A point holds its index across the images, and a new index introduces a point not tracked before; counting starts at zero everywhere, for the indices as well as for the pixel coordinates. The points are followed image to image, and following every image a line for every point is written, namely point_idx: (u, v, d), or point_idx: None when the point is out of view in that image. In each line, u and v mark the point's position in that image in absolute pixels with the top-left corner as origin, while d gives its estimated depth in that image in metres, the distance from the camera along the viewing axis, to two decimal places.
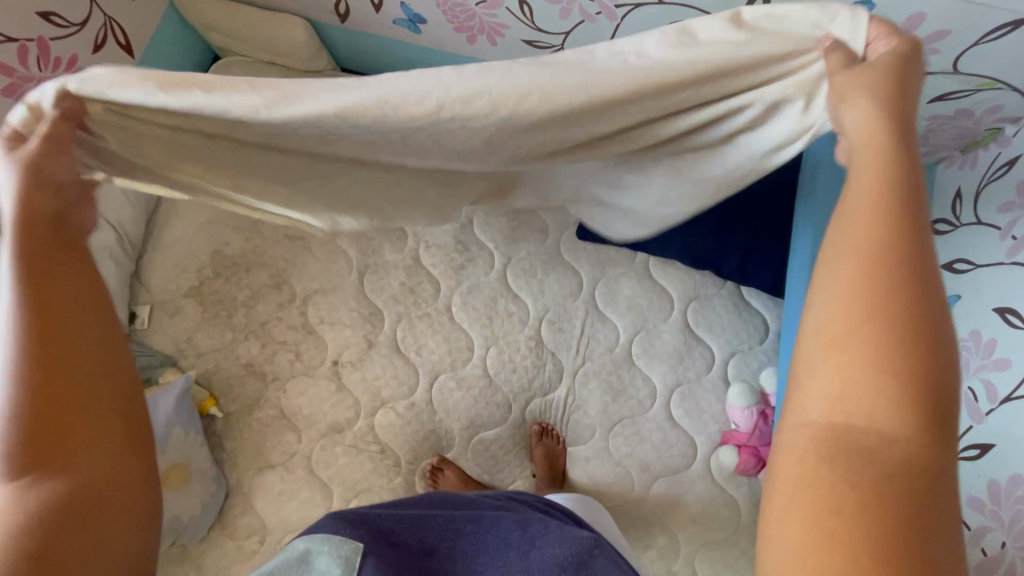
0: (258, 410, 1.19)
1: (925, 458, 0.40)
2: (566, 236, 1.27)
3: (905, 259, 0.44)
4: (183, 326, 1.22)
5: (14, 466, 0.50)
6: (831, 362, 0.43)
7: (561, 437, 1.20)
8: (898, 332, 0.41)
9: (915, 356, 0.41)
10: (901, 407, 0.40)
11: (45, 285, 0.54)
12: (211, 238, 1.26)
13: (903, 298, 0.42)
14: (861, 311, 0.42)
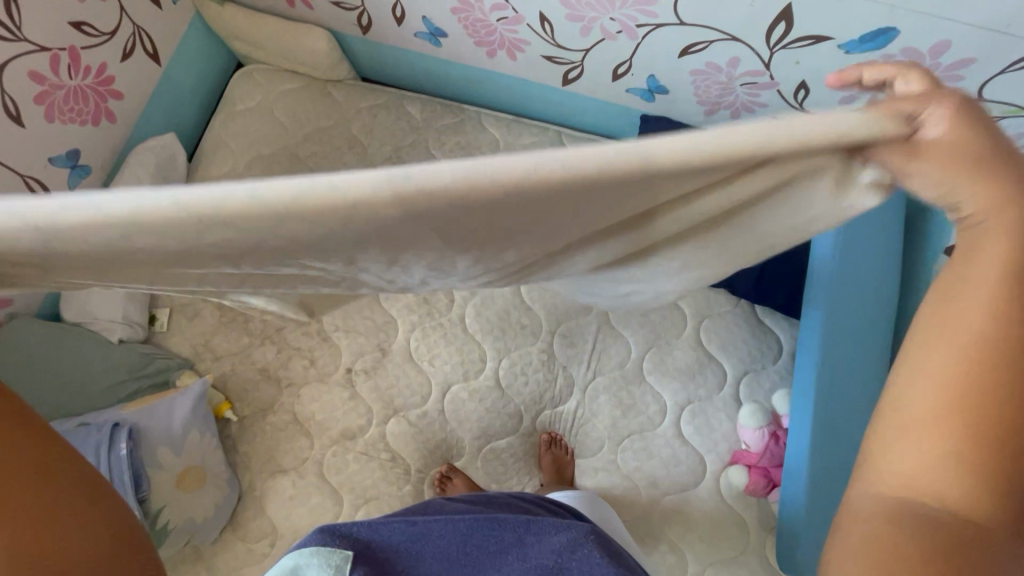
0: (272, 414, 1.21)
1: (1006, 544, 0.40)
2: None
3: (1012, 344, 0.40)
4: (201, 330, 1.25)
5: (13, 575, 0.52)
6: (919, 438, 0.42)
7: (570, 448, 1.20)
8: (987, 417, 0.40)
9: (1006, 445, 0.40)
10: (994, 497, 0.40)
11: None
12: None
13: (997, 385, 0.40)
14: (950, 392, 0.41)
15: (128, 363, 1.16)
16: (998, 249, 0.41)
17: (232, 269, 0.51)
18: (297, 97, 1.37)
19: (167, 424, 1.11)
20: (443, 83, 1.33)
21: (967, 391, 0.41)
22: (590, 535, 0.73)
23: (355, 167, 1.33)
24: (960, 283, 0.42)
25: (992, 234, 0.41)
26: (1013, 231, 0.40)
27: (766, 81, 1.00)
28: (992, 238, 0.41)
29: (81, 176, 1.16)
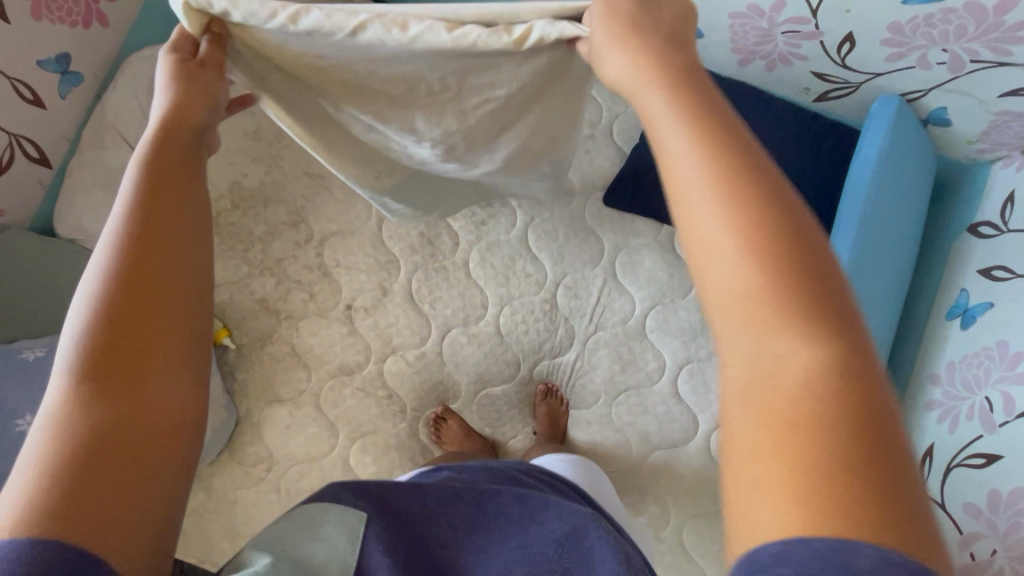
0: (270, 344, 1.21)
1: (841, 367, 0.39)
2: (590, 201, 1.24)
3: (746, 182, 0.43)
4: None
5: (79, 377, 0.45)
6: (731, 309, 0.41)
7: (565, 399, 1.21)
8: (771, 249, 0.41)
9: (796, 273, 0.41)
10: (808, 322, 0.40)
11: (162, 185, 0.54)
12: (231, 168, 1.26)
13: (764, 221, 0.42)
14: (742, 246, 0.41)
15: None
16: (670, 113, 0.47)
17: (366, 117, 0.71)
18: None
19: None
20: None
21: (742, 241, 0.42)
22: (591, 522, 0.66)
23: None
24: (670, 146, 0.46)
25: (676, 102, 0.47)
26: (678, 94, 0.48)
27: (809, 31, 0.93)
28: (675, 94, 0.48)
29: (73, 84, 1.10)
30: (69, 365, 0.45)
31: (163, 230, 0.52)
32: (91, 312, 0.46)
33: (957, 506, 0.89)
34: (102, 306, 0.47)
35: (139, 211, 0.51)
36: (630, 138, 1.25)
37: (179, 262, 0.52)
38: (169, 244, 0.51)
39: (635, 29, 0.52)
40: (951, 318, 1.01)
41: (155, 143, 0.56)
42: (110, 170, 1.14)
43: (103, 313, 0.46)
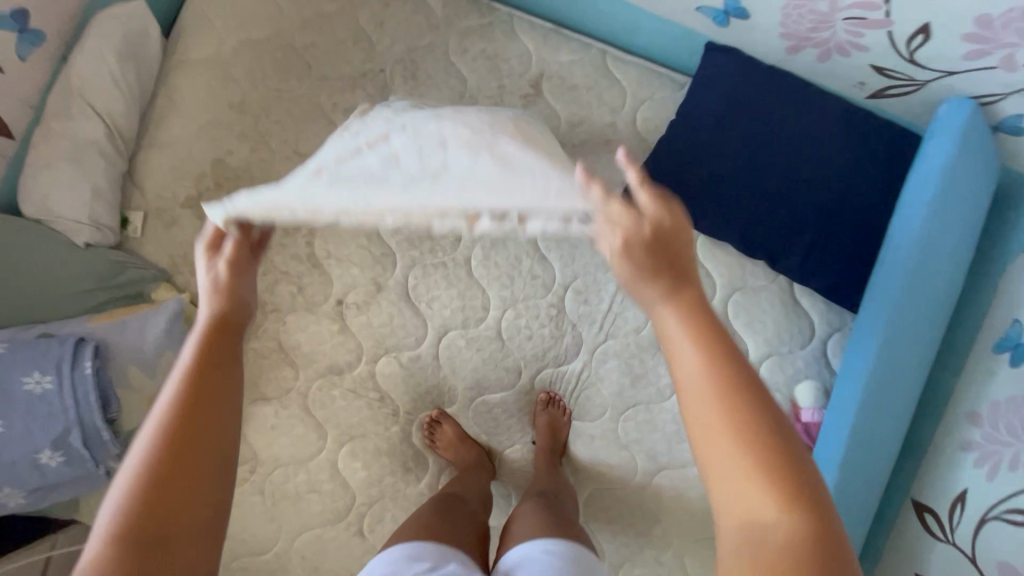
0: (255, 339, 1.13)
1: (826, 543, 0.44)
2: (606, 198, 1.13)
3: (738, 393, 0.48)
4: (180, 238, 1.14)
5: (119, 537, 0.49)
6: (729, 484, 0.47)
7: (568, 409, 1.14)
8: (756, 443, 0.47)
9: (772, 460, 0.46)
10: (793, 498, 0.45)
11: (207, 369, 0.58)
12: (214, 143, 1.15)
13: (751, 423, 0.48)
14: (733, 437, 0.47)
15: (97, 272, 1.04)
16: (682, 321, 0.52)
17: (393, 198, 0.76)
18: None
19: (138, 341, 0.98)
20: None
21: (736, 437, 0.47)
22: None
23: (360, 66, 1.16)
24: (681, 354, 0.51)
25: (690, 316, 0.52)
26: (688, 298, 0.53)
27: (876, 19, 0.80)
28: (694, 313, 0.52)
29: (33, 43, 0.98)
30: (112, 524, 0.49)
31: (208, 398, 0.56)
32: (136, 475, 0.51)
33: (990, 563, 0.84)
34: (144, 471, 0.52)
35: (188, 385, 0.56)
36: (653, 129, 1.14)
37: (223, 436, 0.56)
38: (214, 421, 0.56)
39: (665, 245, 0.53)
40: (998, 351, 0.91)
41: (210, 328, 0.61)
42: (79, 145, 1.04)
43: (144, 479, 0.51)
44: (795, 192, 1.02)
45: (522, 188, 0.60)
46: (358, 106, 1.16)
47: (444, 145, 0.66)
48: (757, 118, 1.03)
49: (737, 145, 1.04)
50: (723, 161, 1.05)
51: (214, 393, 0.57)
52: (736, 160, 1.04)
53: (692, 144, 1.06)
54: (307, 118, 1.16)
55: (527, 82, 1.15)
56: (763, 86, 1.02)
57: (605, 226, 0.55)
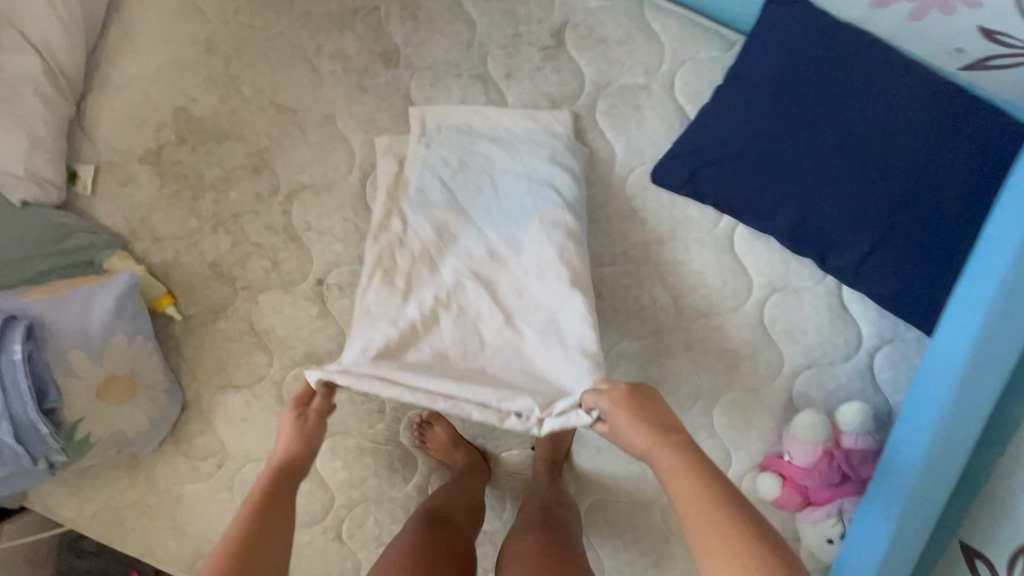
0: (224, 320, 0.99)
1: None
2: (630, 176, 0.98)
3: (727, 504, 0.55)
4: (138, 199, 0.99)
5: None
6: None
7: (574, 415, 1.03)
8: (748, 549, 0.52)
9: (767, 562, 0.51)
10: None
11: (272, 500, 0.64)
12: (177, 88, 0.98)
13: (741, 529, 0.53)
14: (726, 540, 0.52)
15: (36, 234, 0.90)
16: (669, 455, 0.59)
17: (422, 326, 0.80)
18: None
19: (80, 321, 0.85)
20: None
21: (732, 555, 0.52)
22: None
23: (350, 2, 0.98)
24: (670, 476, 0.58)
25: (661, 435, 0.61)
26: (664, 426, 0.62)
27: None
28: (670, 442, 0.60)
29: None
30: None
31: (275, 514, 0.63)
32: None
33: None
34: None
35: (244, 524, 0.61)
36: (694, 94, 0.96)
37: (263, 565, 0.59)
38: (260, 554, 0.59)
39: (635, 398, 0.65)
40: None
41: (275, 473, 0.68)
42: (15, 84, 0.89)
43: None
44: (865, 181, 0.85)
45: (555, 393, 0.75)
46: (345, 50, 0.98)
47: (484, 341, 0.80)
48: (827, 89, 0.86)
49: (801, 121, 0.87)
50: (781, 140, 0.88)
51: (267, 536, 0.61)
52: (797, 140, 0.87)
53: (742, 114, 0.90)
54: (285, 63, 0.98)
55: (547, 32, 0.97)
56: (835, 49, 0.86)
57: (596, 397, 0.67)
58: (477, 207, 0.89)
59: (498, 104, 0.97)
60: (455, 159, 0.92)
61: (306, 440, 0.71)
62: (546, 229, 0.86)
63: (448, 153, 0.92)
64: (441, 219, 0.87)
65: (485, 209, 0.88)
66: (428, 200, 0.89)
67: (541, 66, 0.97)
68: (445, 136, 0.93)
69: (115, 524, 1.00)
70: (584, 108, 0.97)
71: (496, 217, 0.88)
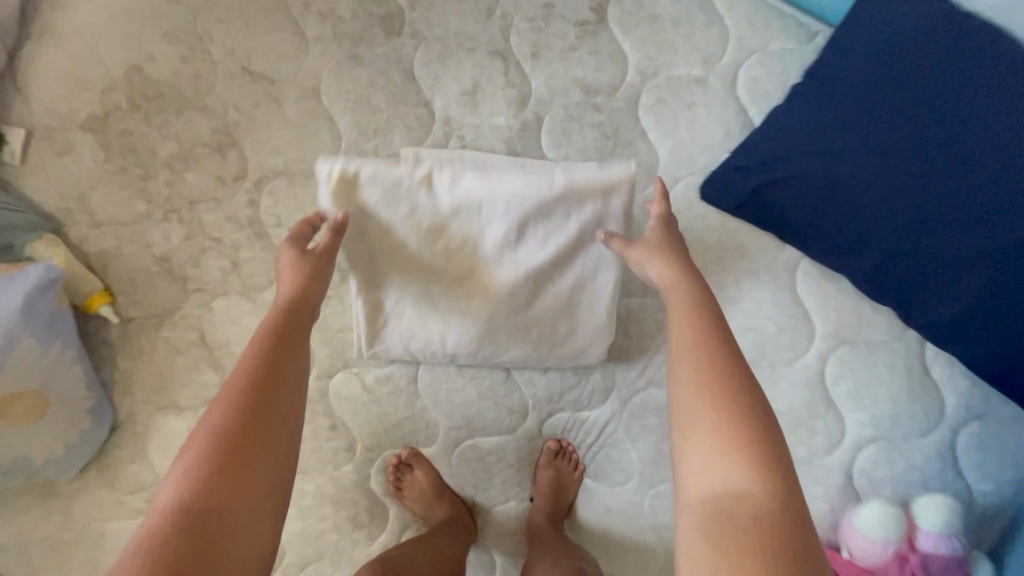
0: (170, 327, 0.82)
1: (786, 487, 0.48)
2: (675, 188, 0.80)
3: (734, 364, 0.56)
4: (76, 174, 0.81)
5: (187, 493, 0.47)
6: (715, 446, 0.51)
7: (581, 465, 0.86)
8: (743, 411, 0.52)
9: (757, 415, 0.52)
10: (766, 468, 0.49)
11: (284, 336, 0.60)
12: (131, 42, 0.80)
13: (741, 389, 0.54)
14: (718, 391, 0.54)
15: None
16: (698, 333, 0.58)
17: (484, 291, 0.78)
18: None
19: None
20: None
21: (723, 400, 0.53)
22: None
23: None
24: (678, 338, 0.59)
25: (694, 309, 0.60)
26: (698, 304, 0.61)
27: None
28: (696, 309, 0.60)
29: None
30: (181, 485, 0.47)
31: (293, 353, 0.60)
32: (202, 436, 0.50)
33: None
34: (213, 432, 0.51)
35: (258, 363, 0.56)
36: (761, 96, 0.79)
37: (291, 401, 0.56)
38: (277, 397, 0.55)
39: (678, 254, 0.67)
40: None
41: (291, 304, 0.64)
42: None
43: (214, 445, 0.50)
44: (976, 220, 0.67)
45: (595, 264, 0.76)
46: (338, 11, 0.80)
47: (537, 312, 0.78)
48: (934, 98, 0.68)
49: (897, 141, 0.69)
50: (864, 163, 0.71)
51: (281, 377, 0.56)
52: (887, 164, 0.70)
53: (820, 125, 0.73)
54: (265, 21, 0.80)
55: (586, 5, 0.79)
56: (965, 50, 0.67)
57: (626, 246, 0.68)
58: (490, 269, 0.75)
59: (520, 90, 0.80)
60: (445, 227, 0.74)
61: (322, 272, 0.67)
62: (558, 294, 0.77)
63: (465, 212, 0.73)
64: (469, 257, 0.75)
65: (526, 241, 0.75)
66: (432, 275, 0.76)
67: (576, 46, 0.79)
68: (426, 202, 0.73)
69: (22, 563, 0.83)
70: (624, 101, 0.79)
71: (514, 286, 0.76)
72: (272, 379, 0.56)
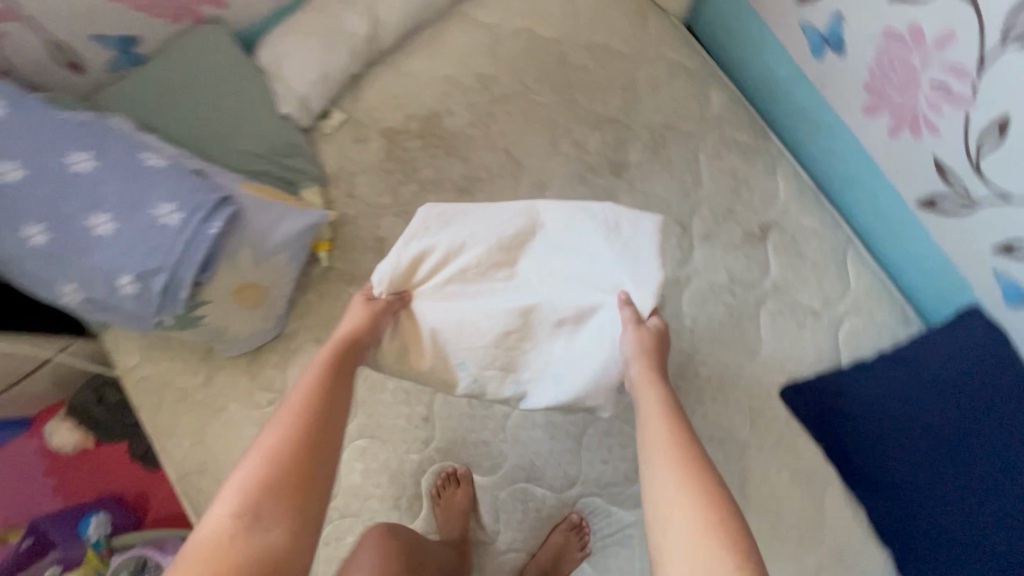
0: (357, 287, 1.06)
1: (746, 548, 0.57)
2: (763, 378, 0.99)
3: (684, 433, 0.69)
4: (358, 159, 1.10)
5: (239, 513, 0.54)
6: (672, 505, 0.61)
7: (587, 549, 1.00)
8: (693, 470, 0.64)
9: (704, 473, 0.63)
10: (735, 550, 0.57)
11: (339, 367, 0.72)
12: (442, 96, 1.11)
13: (686, 450, 0.66)
14: (670, 452, 0.66)
15: (275, 142, 1.00)
16: (653, 407, 0.72)
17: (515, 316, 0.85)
18: (645, 48, 1.12)
19: (266, 230, 0.91)
20: (875, 173, 0.94)
21: (678, 465, 0.64)
22: None
23: (612, 111, 1.10)
24: (646, 406, 0.73)
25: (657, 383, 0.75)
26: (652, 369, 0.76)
27: None
28: (653, 381, 0.75)
29: None
30: (237, 503, 0.55)
31: (349, 371, 0.73)
32: (252, 466, 0.57)
33: None
34: (263, 460, 0.58)
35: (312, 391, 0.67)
36: (853, 346, 1.00)
37: (345, 417, 0.66)
38: (324, 424, 0.64)
39: (660, 349, 0.79)
40: None
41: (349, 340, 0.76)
42: (339, 30, 1.02)
43: (262, 472, 0.57)
44: (968, 500, 0.85)
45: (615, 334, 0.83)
46: (587, 144, 1.09)
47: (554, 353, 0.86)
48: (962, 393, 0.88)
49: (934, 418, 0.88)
50: (910, 428, 0.89)
51: (324, 403, 0.65)
52: (928, 435, 0.88)
53: (882, 388, 0.92)
54: (535, 125, 1.10)
55: (757, 222, 1.04)
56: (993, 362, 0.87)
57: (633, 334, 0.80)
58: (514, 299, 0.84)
59: (685, 254, 1.03)
60: (469, 262, 0.85)
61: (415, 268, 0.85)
62: (598, 341, 0.84)
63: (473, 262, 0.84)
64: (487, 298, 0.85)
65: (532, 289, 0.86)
66: (448, 297, 0.85)
67: (738, 245, 1.03)
68: (461, 236, 0.84)
69: (153, 398, 1.03)
70: (755, 298, 1.01)
71: (532, 326, 0.85)
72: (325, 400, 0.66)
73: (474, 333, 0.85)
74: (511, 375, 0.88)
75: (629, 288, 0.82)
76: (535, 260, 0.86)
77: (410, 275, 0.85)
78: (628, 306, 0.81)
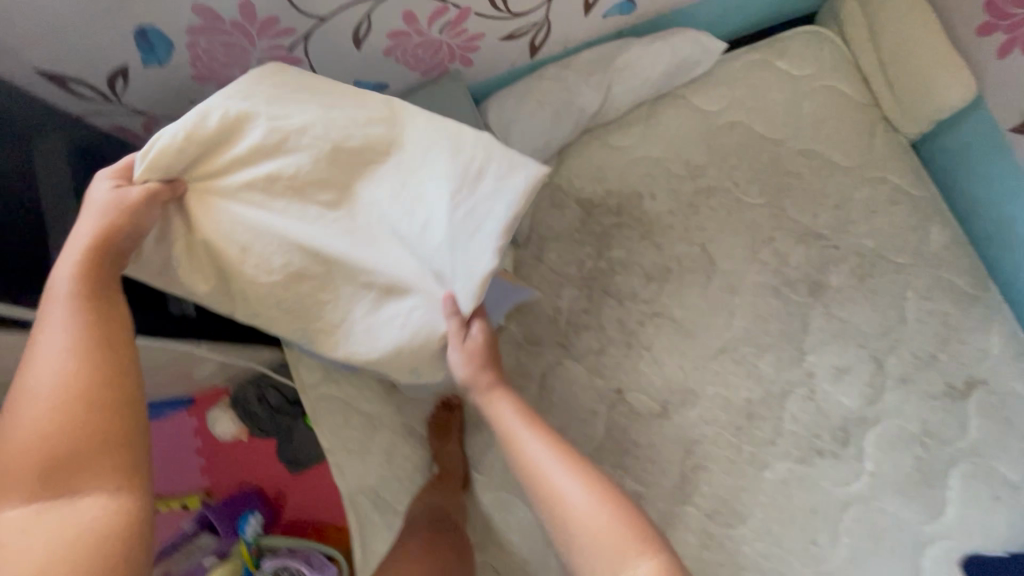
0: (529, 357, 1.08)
1: (623, 509, 0.71)
2: (933, 545, 0.94)
3: (550, 440, 0.77)
4: (553, 225, 1.11)
5: (25, 495, 0.52)
6: (569, 487, 0.72)
7: None
8: (569, 463, 0.74)
9: (578, 467, 0.74)
10: (635, 526, 0.70)
11: (96, 276, 0.60)
12: (646, 179, 1.11)
13: (555, 451, 0.75)
14: (551, 451, 0.75)
15: None
16: (512, 418, 0.80)
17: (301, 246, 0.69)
18: (867, 168, 1.08)
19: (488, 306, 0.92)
20: None
21: (560, 460, 0.75)
22: None
23: (820, 228, 1.06)
24: (505, 418, 0.80)
25: (511, 401, 0.81)
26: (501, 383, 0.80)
27: None
28: (503, 393, 0.81)
29: (620, 12, 0.99)
30: (15, 482, 0.52)
31: (112, 266, 0.62)
32: (28, 437, 0.53)
33: None
34: (32, 418, 0.54)
35: (87, 329, 0.58)
36: None
37: (132, 349, 0.60)
38: (115, 377, 0.57)
39: (494, 352, 0.79)
40: None
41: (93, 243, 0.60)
42: (571, 103, 1.03)
43: (35, 428, 0.53)
44: None
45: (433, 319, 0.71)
46: (787, 258, 1.06)
47: (352, 315, 0.72)
48: None
49: None
50: None
51: (108, 349, 0.58)
52: None
53: None
54: (734, 226, 1.08)
55: (963, 377, 0.99)
56: None
57: (452, 321, 0.71)
58: (304, 236, 0.68)
59: (875, 393, 1.00)
60: (291, 167, 0.68)
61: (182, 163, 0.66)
62: (403, 321, 0.71)
63: (282, 196, 0.69)
64: (286, 246, 0.68)
65: (340, 219, 0.70)
66: (239, 203, 0.68)
67: (938, 396, 0.99)
68: (259, 131, 0.67)
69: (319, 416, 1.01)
70: (945, 458, 0.97)
71: (330, 277, 0.71)
72: (102, 344, 0.58)
73: (254, 268, 0.69)
74: (299, 323, 0.74)
75: (455, 287, 0.70)
76: (379, 190, 0.72)
77: (200, 155, 0.67)
78: (456, 317, 0.71)
